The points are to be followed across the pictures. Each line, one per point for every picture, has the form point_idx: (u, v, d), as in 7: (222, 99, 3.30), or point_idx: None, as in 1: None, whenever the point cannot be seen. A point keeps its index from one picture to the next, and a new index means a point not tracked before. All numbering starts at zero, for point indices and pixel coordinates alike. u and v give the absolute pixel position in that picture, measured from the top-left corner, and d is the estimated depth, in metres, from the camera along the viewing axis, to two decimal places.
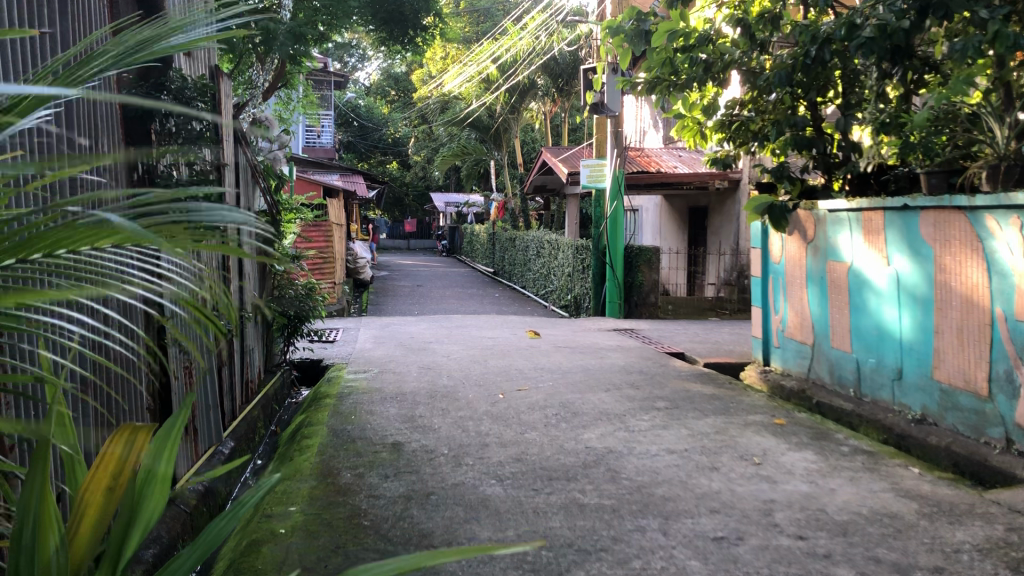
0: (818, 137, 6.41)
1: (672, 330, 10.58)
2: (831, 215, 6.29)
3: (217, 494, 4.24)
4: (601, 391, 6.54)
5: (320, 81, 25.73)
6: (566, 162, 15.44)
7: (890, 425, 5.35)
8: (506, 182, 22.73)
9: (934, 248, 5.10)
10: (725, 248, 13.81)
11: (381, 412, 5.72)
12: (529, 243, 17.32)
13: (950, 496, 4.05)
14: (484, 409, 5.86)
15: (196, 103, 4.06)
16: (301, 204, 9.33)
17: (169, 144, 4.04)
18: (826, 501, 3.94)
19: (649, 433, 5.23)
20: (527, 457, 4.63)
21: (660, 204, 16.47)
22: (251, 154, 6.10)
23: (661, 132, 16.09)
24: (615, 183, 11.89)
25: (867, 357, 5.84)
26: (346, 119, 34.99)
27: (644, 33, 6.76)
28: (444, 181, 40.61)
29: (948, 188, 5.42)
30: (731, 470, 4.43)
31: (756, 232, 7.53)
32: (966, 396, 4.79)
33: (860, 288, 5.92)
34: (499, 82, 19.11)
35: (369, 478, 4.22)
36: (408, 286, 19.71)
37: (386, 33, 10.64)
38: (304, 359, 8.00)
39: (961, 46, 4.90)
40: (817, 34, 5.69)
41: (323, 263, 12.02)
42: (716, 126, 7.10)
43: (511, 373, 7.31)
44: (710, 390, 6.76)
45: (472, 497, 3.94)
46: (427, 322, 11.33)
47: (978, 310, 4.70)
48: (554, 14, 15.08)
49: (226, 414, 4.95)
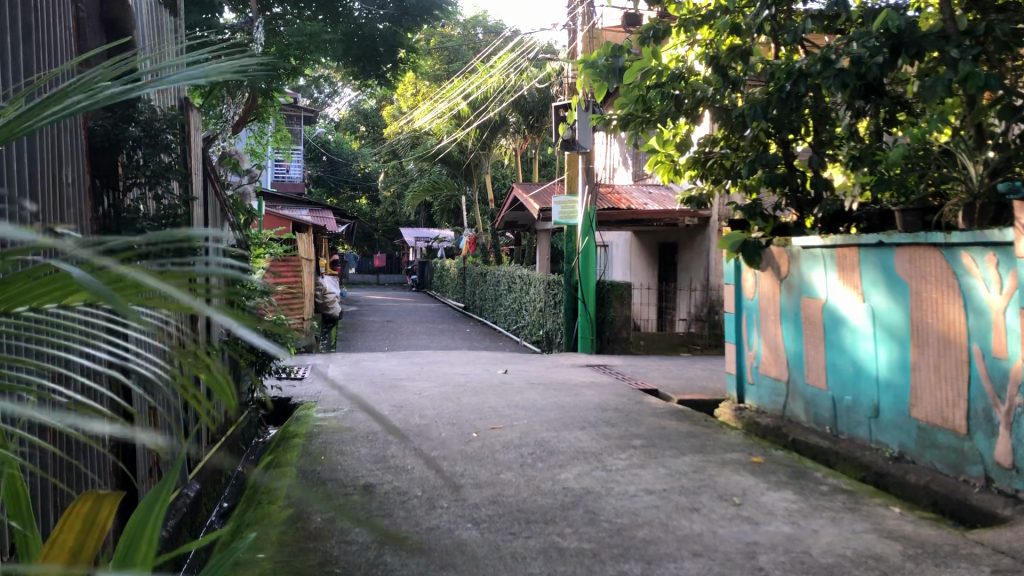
0: (790, 173, 6.41)
1: (644, 366, 10.53)
2: (805, 252, 6.29)
3: (180, 541, 4.05)
4: (576, 429, 6.43)
5: (291, 116, 25.67)
6: (537, 198, 15.43)
7: (867, 463, 5.31)
8: (476, 217, 22.71)
9: (911, 285, 5.09)
10: (695, 284, 13.80)
11: (351, 452, 5.57)
12: (500, 278, 17.27)
13: (934, 537, 3.99)
14: (457, 448, 5.74)
15: (164, 136, 3.95)
16: (270, 238, 9.18)
17: (136, 178, 3.88)
18: (809, 543, 3.86)
19: (626, 472, 5.13)
20: (503, 499, 4.50)
21: (631, 240, 16.55)
22: (220, 187, 5.99)
23: (630, 169, 16.17)
24: (586, 220, 11.87)
25: (844, 394, 5.79)
26: (315, 154, 34.94)
27: (618, 69, 6.78)
28: (414, 217, 40.56)
29: (923, 225, 5.47)
30: (712, 511, 4.35)
31: (729, 268, 7.52)
32: (944, 433, 4.76)
33: (836, 325, 5.89)
34: (471, 118, 19.13)
35: (340, 523, 4.08)
36: (377, 322, 19.51)
37: (359, 68, 10.60)
38: (272, 397, 7.83)
39: (932, 84, 4.93)
40: (792, 70, 5.70)
41: (292, 299, 11.89)
42: (688, 162, 7.12)
43: (484, 411, 7.19)
44: (686, 427, 6.69)
45: (448, 542, 3.81)
46: (396, 358, 11.16)
47: (955, 348, 4.69)
48: (524, 52, 15.17)
49: (191, 456, 4.77)
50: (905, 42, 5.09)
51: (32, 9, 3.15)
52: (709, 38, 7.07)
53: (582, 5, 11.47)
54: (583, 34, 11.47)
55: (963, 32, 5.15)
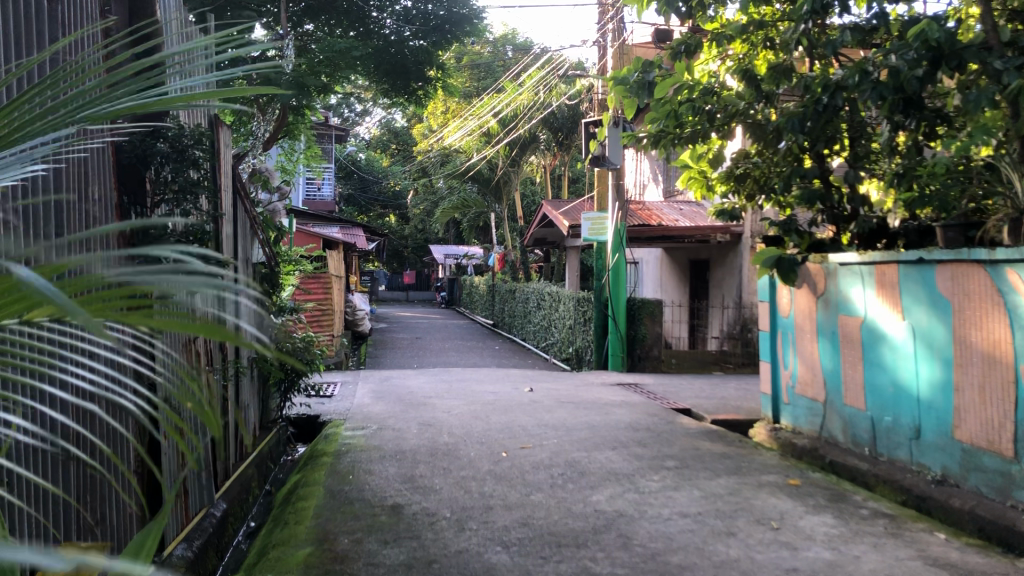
0: (826, 190, 6.30)
1: (677, 385, 10.37)
2: (842, 268, 6.15)
3: (207, 562, 4.02)
4: (608, 449, 6.32)
5: (322, 134, 25.86)
6: (566, 215, 15.31)
7: (908, 486, 5.13)
8: (506, 233, 22.61)
9: (953, 302, 4.94)
10: (728, 301, 13.56)
11: (379, 472, 5.50)
12: (529, 295, 17.18)
13: (982, 565, 3.83)
14: (486, 468, 5.66)
15: (192, 152, 3.82)
16: (300, 255, 9.17)
17: (164, 194, 3.78)
18: (851, 570, 3.72)
19: (660, 495, 5.01)
20: (533, 521, 4.41)
21: (663, 256, 16.40)
22: (251, 206, 6.01)
23: (661, 185, 16.04)
24: (617, 236, 11.71)
25: (883, 415, 5.64)
26: (346, 172, 35.24)
27: (649, 85, 6.65)
28: (443, 234, 40.64)
29: (966, 241, 5.33)
30: (749, 536, 4.22)
31: (764, 286, 7.39)
32: (990, 456, 4.59)
33: (875, 342, 5.74)
34: (501, 135, 19.08)
35: (368, 544, 4.01)
36: (408, 339, 19.52)
37: (389, 85, 10.52)
38: (301, 415, 7.79)
39: (975, 97, 4.80)
40: (828, 82, 5.60)
41: (321, 317, 11.92)
42: (721, 178, 7.00)
43: (513, 430, 7.08)
44: (720, 448, 6.55)
45: (477, 566, 3.72)
46: (426, 376, 11.09)
47: (1002, 368, 4.52)
48: (554, 69, 15.14)
49: (218, 475, 4.72)
50: (945, 54, 4.95)
51: (58, 25, 3.15)
52: (741, 52, 6.97)
53: (612, 20, 11.40)
54: (613, 50, 11.41)
55: (1005, 44, 5.02)
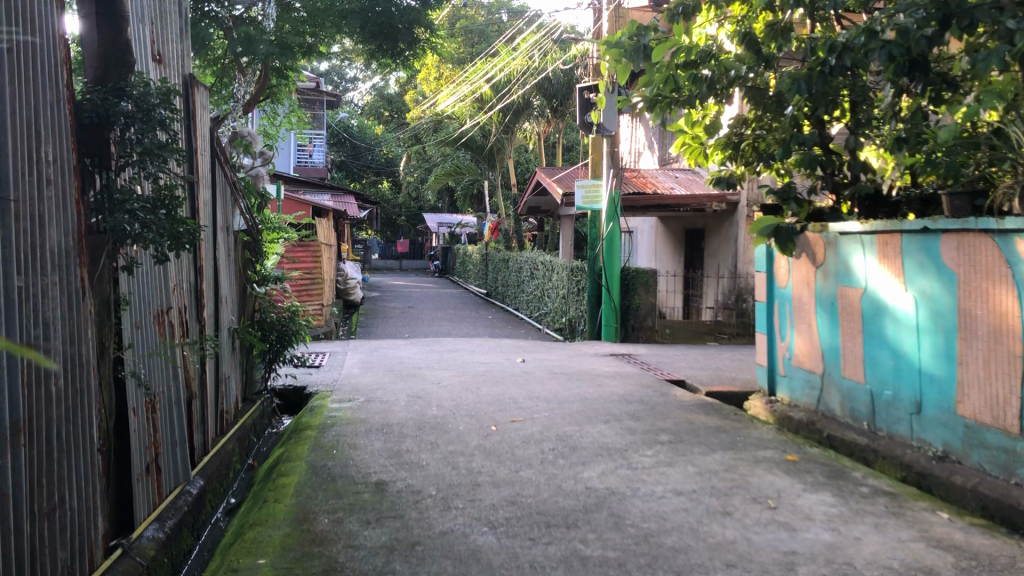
0: (827, 156, 6.09)
1: (671, 356, 10.22)
2: (843, 238, 5.95)
3: (179, 543, 3.85)
4: (600, 423, 6.17)
5: (313, 101, 25.49)
6: (560, 182, 15.09)
7: (909, 462, 4.99)
8: (499, 201, 22.37)
9: (958, 273, 4.76)
10: (723, 272, 13.39)
11: (365, 446, 5.34)
12: (522, 264, 17.01)
13: (987, 547, 3.68)
14: (475, 443, 5.49)
15: (159, 113, 3.57)
16: (288, 223, 8.92)
17: (128, 156, 3.52)
18: (852, 553, 3.57)
19: (653, 471, 4.86)
20: (522, 500, 4.25)
21: (657, 226, 16.25)
22: (231, 171, 5.78)
23: (657, 152, 15.81)
24: (612, 206, 11.48)
25: (882, 389, 5.49)
26: (337, 139, 34.86)
27: (644, 48, 6.37)
28: (435, 202, 40.35)
29: (973, 210, 5.10)
30: (745, 515, 4.06)
31: (762, 255, 7.20)
32: (994, 432, 4.43)
33: (875, 314, 5.58)
34: (493, 101, 18.74)
35: (349, 525, 3.84)
36: (399, 308, 19.31)
37: (375, 46, 9.85)
38: (287, 387, 7.62)
39: (986, 58, 4.57)
40: (836, 43, 5.31)
41: (309, 285, 11.73)
42: (718, 144, 6.76)
43: (504, 402, 6.93)
44: (715, 421, 6.40)
45: (462, 549, 3.55)
46: (417, 345, 10.93)
47: (1008, 340, 4.35)
48: (549, 32, 14.74)
49: (195, 450, 4.54)
50: (955, 14, 4.70)
51: None
52: (740, 13, 6.79)
53: None
54: (609, 13, 11.16)
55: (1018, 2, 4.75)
